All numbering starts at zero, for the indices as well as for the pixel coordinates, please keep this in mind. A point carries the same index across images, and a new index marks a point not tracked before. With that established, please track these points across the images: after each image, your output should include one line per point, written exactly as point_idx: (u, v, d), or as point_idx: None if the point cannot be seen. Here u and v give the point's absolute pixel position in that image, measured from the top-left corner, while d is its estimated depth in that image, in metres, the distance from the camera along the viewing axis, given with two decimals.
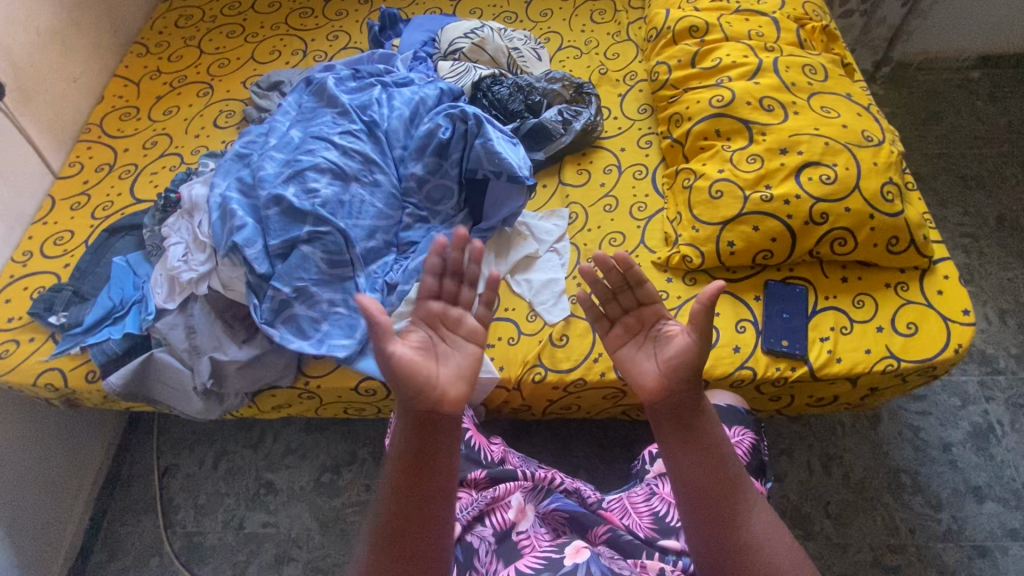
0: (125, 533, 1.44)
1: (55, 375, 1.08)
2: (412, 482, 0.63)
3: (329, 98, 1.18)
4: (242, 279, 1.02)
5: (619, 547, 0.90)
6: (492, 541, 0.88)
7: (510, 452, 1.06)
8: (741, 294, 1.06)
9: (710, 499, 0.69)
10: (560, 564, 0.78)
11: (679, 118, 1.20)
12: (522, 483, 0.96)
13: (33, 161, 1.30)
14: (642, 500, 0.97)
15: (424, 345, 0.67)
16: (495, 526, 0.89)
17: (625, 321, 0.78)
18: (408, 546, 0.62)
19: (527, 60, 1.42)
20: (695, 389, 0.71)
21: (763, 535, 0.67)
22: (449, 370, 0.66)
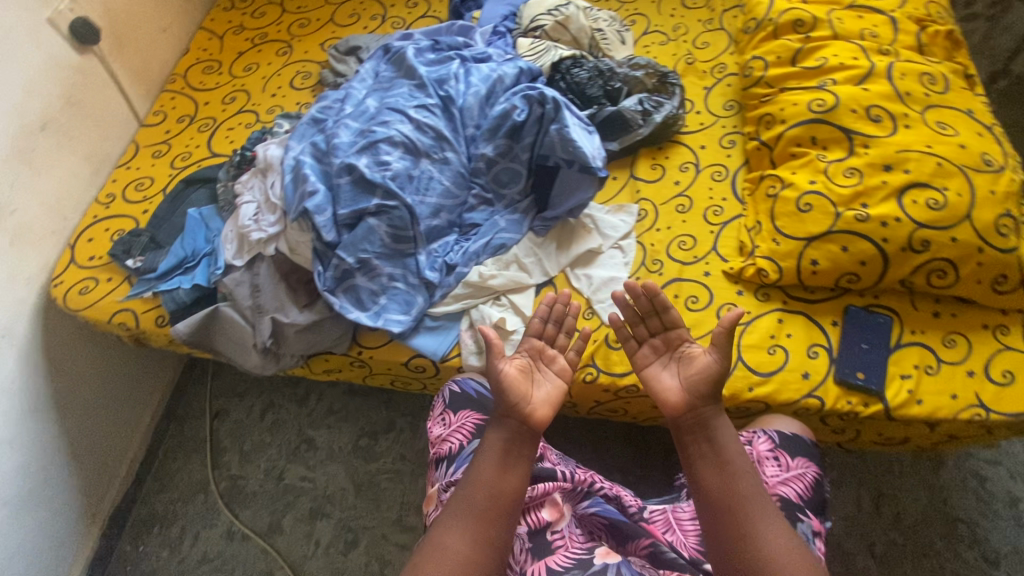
0: (176, 468, 1.53)
1: (128, 316, 1.14)
2: (490, 469, 0.73)
3: (408, 69, 1.17)
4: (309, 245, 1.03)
5: (659, 561, 0.87)
6: (527, 540, 0.86)
7: (548, 451, 1.04)
8: (816, 316, 1.00)
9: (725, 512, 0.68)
10: (589, 563, 0.81)
11: (771, 121, 1.12)
12: (561, 484, 0.93)
13: (121, 107, 1.36)
14: (688, 518, 0.95)
15: (525, 369, 0.80)
16: (531, 525, 0.88)
17: (652, 344, 0.85)
18: (488, 523, 0.69)
19: (611, 44, 1.35)
20: (714, 406, 0.75)
21: (786, 556, 0.63)
22: (541, 395, 0.79)
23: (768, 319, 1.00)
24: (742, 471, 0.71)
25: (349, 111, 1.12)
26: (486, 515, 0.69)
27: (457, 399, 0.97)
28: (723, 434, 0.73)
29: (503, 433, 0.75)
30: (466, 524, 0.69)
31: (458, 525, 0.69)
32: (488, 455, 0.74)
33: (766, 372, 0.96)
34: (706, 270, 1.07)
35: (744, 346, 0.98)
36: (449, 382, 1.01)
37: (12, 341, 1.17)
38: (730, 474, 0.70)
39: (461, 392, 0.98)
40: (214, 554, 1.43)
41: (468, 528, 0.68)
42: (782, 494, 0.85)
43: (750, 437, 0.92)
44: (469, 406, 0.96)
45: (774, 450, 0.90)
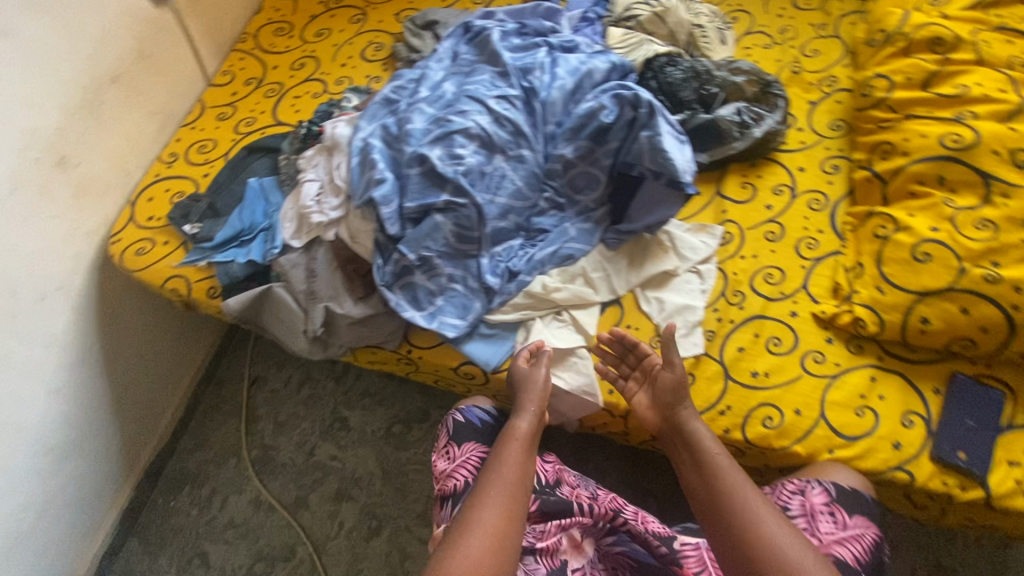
0: (211, 429, 1.54)
1: (181, 283, 1.12)
2: (507, 458, 0.78)
3: (491, 55, 1.09)
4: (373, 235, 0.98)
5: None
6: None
7: (564, 473, 1.00)
8: (916, 380, 0.89)
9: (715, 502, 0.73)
10: None
11: (889, 151, 1.01)
12: (579, 520, 0.91)
13: (190, 63, 1.32)
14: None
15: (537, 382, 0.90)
16: (547, 564, 0.88)
17: (634, 375, 0.91)
18: (512, 497, 0.74)
19: (710, 42, 1.22)
20: (691, 409, 0.84)
21: (783, 540, 0.66)
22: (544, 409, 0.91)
23: (860, 376, 0.90)
24: (724, 460, 0.76)
25: (425, 94, 1.05)
26: (513, 491, 0.74)
27: (462, 431, 0.96)
28: (703, 430, 0.81)
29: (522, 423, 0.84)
30: (489, 499, 0.73)
31: (483, 500, 0.72)
32: (509, 440, 0.81)
33: (851, 435, 0.87)
34: (794, 310, 0.97)
35: (828, 403, 0.89)
36: (453, 409, 1.00)
37: (68, 293, 1.16)
38: (712, 462, 0.76)
39: (463, 421, 0.97)
40: (240, 520, 1.44)
41: (496, 502, 0.72)
42: (836, 555, 0.76)
43: (803, 486, 0.83)
44: (474, 437, 0.96)
45: (830, 505, 0.81)
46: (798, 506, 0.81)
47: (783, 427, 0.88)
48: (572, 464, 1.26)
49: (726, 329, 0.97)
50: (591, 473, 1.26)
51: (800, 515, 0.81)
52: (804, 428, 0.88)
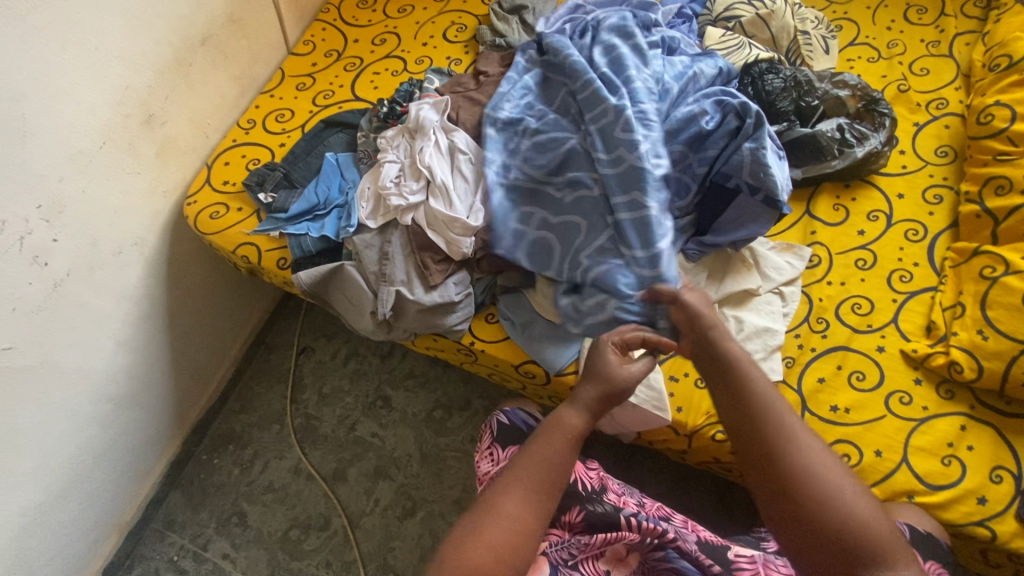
0: (258, 393, 1.57)
1: (251, 251, 1.12)
2: (552, 449, 0.68)
3: (614, 50, 1.04)
4: (534, 244, 0.97)
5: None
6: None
7: (608, 481, 0.96)
8: (1009, 435, 0.84)
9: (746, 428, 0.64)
10: None
11: (1004, 187, 0.95)
12: (624, 535, 0.84)
13: (274, 31, 1.32)
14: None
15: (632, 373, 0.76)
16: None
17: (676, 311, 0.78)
18: (543, 498, 0.66)
19: (813, 52, 1.16)
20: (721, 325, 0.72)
21: (833, 481, 0.59)
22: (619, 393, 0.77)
23: (948, 423, 0.85)
24: (758, 377, 0.66)
25: (585, 78, 0.99)
26: (546, 490, 0.66)
27: (505, 434, 0.95)
28: (736, 348, 0.69)
29: (573, 417, 0.71)
30: (516, 486, 0.66)
31: (508, 483, 0.66)
32: (553, 433, 0.70)
33: (933, 484, 0.82)
34: (881, 345, 0.92)
35: (911, 448, 0.84)
36: (497, 411, 0.99)
37: (142, 249, 1.18)
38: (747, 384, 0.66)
39: (509, 425, 0.96)
40: (279, 485, 1.47)
41: (521, 494, 0.65)
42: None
43: None
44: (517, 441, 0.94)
45: None
46: None
47: (860, 467, 0.84)
48: (616, 471, 1.23)
49: (806, 358, 0.93)
50: (633, 482, 1.23)
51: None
52: (884, 470, 0.84)
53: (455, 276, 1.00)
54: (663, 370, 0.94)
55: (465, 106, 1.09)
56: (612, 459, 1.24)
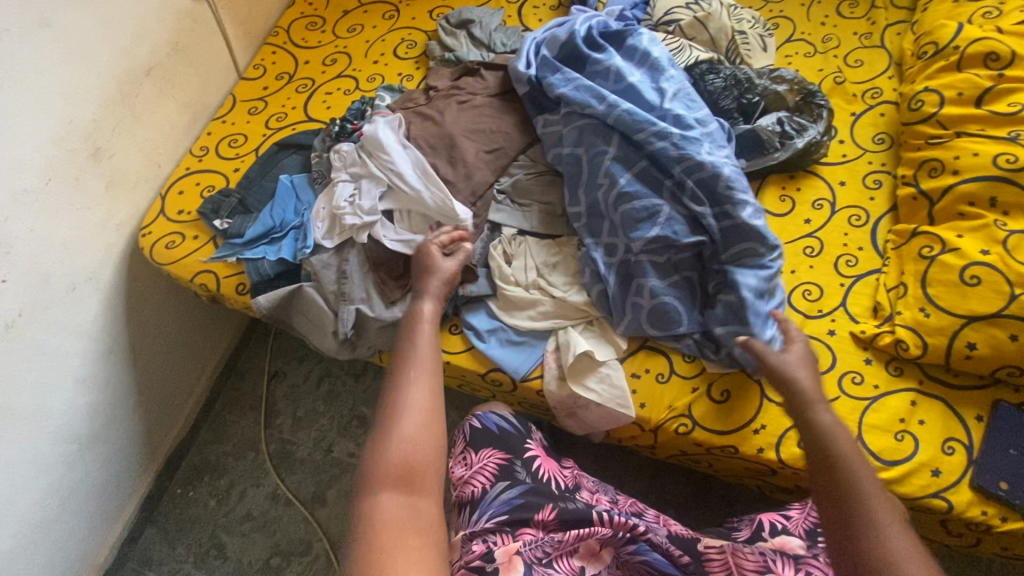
0: (231, 421, 1.54)
1: (210, 278, 1.11)
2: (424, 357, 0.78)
3: (681, 90, 0.98)
4: (650, 313, 0.93)
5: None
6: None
7: (583, 479, 0.99)
8: (958, 406, 0.87)
9: (834, 497, 0.66)
10: None
11: (937, 169, 0.97)
12: (597, 530, 0.85)
13: (222, 56, 1.31)
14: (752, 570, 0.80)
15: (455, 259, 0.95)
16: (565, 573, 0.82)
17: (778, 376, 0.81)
18: (428, 372, 0.76)
19: (751, 50, 1.20)
20: (821, 403, 0.76)
21: (906, 553, 0.60)
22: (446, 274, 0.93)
23: (899, 399, 0.88)
24: (848, 451, 0.69)
25: (653, 131, 0.92)
26: (427, 364, 0.77)
27: (478, 438, 0.97)
28: (832, 422, 0.73)
29: (424, 307, 0.87)
30: (412, 377, 0.74)
31: (407, 379, 0.74)
32: (419, 321, 0.85)
33: (889, 459, 0.84)
34: (832, 329, 0.95)
35: (866, 426, 0.87)
36: (470, 416, 1.01)
37: (97, 284, 1.17)
38: (836, 447, 0.69)
39: (482, 428, 0.98)
40: (257, 513, 1.44)
41: (419, 379, 0.74)
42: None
43: None
44: (491, 443, 0.97)
45: None
46: None
47: None
48: (594, 472, 1.23)
49: None
50: (611, 482, 1.24)
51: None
52: None
53: None
54: (625, 367, 0.95)
55: (415, 121, 1.10)
56: (587, 461, 1.25)
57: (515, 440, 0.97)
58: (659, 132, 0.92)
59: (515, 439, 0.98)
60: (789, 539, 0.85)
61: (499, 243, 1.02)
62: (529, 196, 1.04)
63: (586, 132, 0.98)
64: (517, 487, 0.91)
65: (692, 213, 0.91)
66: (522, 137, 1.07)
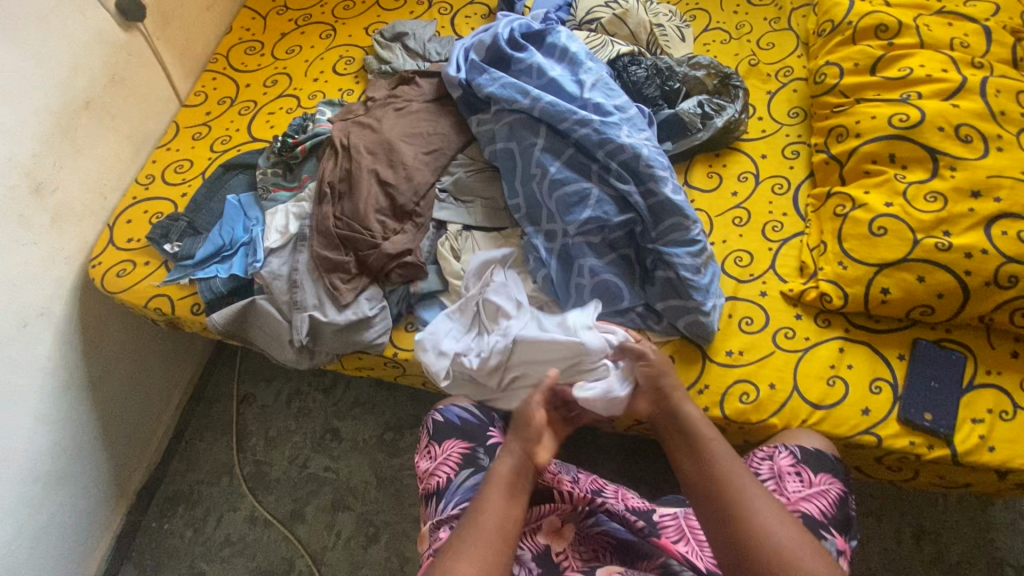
0: (202, 449, 1.52)
1: (164, 302, 1.12)
2: (494, 516, 0.71)
3: (601, 80, 1.04)
4: (595, 290, 0.97)
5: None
6: (533, 566, 0.84)
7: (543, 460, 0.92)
8: (882, 349, 0.93)
9: (713, 489, 0.72)
10: None
11: (843, 134, 1.04)
12: (558, 506, 0.88)
13: (162, 85, 1.34)
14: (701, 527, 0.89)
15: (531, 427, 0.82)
16: (532, 550, 0.86)
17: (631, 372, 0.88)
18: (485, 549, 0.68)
19: (670, 41, 1.28)
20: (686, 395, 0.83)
21: (779, 528, 0.66)
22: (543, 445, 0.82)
23: (828, 347, 0.94)
24: (716, 441, 0.76)
25: (575, 119, 0.98)
26: (485, 540, 0.69)
27: (442, 430, 0.91)
28: (695, 412, 0.80)
29: (502, 465, 0.77)
30: (461, 554, 0.67)
31: (456, 553, 0.67)
32: (489, 485, 0.75)
33: (823, 403, 0.90)
34: (763, 290, 1.00)
35: (801, 376, 0.92)
36: (432, 409, 0.95)
37: (50, 319, 1.17)
38: (703, 437, 0.76)
39: (444, 421, 0.92)
40: (236, 537, 1.43)
41: (468, 556, 0.67)
42: (805, 511, 0.80)
43: (772, 451, 0.87)
44: (455, 435, 0.91)
45: (797, 465, 0.85)
46: (767, 470, 0.85)
47: (759, 401, 0.92)
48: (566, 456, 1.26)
49: None
50: (583, 464, 1.27)
51: (769, 478, 0.84)
52: (779, 401, 0.91)
53: (367, 292, 1.02)
54: None
55: (355, 131, 1.13)
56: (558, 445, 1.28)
57: (478, 429, 0.92)
58: (582, 121, 0.97)
59: (478, 429, 0.92)
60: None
61: (446, 239, 1.05)
62: (470, 193, 1.08)
63: (517, 127, 1.03)
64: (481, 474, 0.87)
65: (619, 192, 0.97)
66: (459, 137, 1.12)
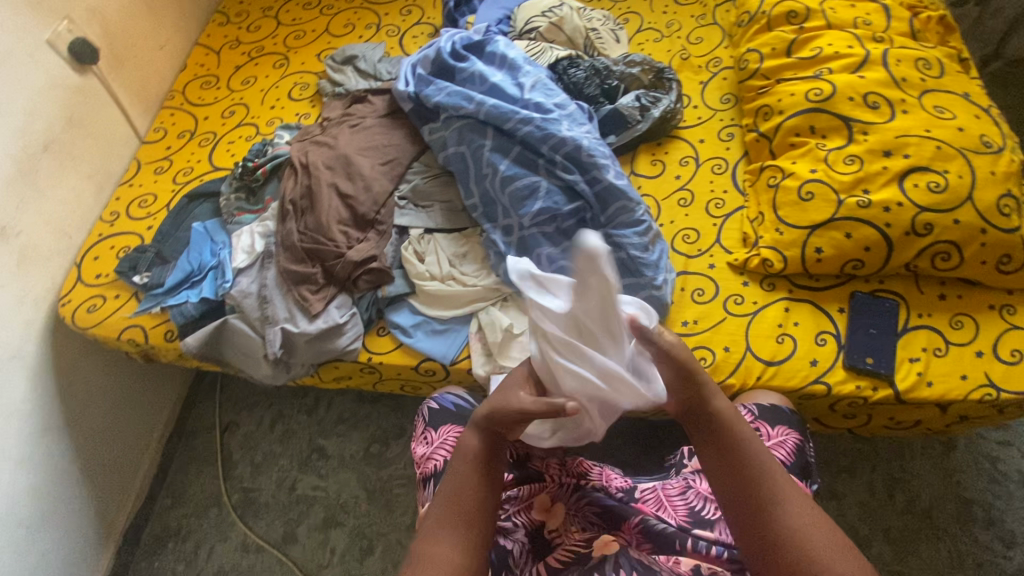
0: (188, 482, 1.50)
1: (137, 332, 1.14)
2: (471, 499, 0.65)
3: (539, 82, 1.11)
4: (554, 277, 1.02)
5: (652, 536, 0.77)
6: (526, 540, 0.82)
7: None
8: (823, 305, 1.00)
9: (746, 497, 0.64)
10: (587, 558, 0.76)
11: (768, 112, 1.13)
12: (546, 485, 0.85)
13: (120, 124, 1.37)
14: (677, 493, 0.88)
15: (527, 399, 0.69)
16: (525, 525, 0.83)
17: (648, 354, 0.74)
18: (468, 528, 0.64)
19: (605, 43, 1.36)
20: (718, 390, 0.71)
21: (816, 532, 0.60)
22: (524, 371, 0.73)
23: (775, 308, 1.00)
24: (749, 442, 0.67)
25: (518, 119, 1.04)
26: (469, 523, 0.64)
27: (437, 416, 0.97)
28: (727, 407, 0.70)
29: (476, 443, 0.68)
30: (454, 531, 0.64)
31: (448, 535, 0.63)
32: (461, 461, 0.68)
33: (774, 360, 0.96)
34: (711, 263, 1.07)
35: (752, 337, 0.99)
36: (427, 398, 1.01)
37: (22, 360, 1.17)
38: (736, 438, 0.67)
39: (439, 408, 0.98)
40: (229, 567, 1.41)
41: (456, 537, 0.63)
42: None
43: None
44: (449, 420, 0.96)
45: (754, 421, 0.90)
46: None
47: (715, 363, 0.97)
48: None
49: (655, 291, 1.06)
50: None
51: None
52: (734, 362, 0.97)
53: (336, 300, 1.06)
54: None
55: (312, 150, 1.18)
56: None
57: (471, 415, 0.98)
58: (524, 120, 1.04)
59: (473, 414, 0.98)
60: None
61: (409, 244, 1.10)
62: (429, 198, 1.13)
63: (466, 132, 1.09)
64: None
65: (566, 182, 1.03)
66: (413, 147, 1.17)
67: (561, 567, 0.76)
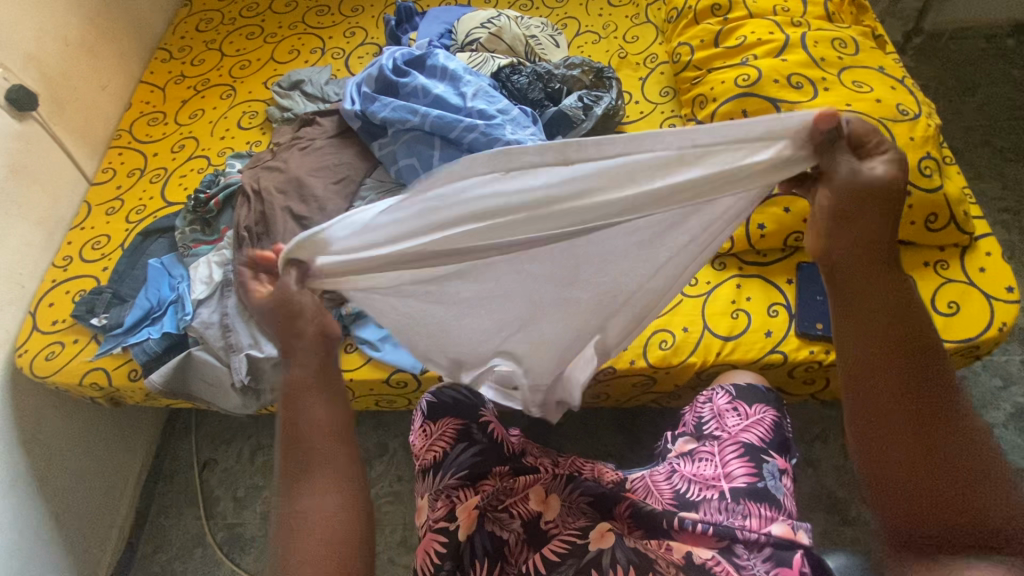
0: (169, 525, 1.46)
1: (100, 375, 1.12)
2: (311, 435, 0.61)
3: (481, 89, 1.14)
4: None
5: (644, 522, 0.75)
6: (521, 530, 0.72)
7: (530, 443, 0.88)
8: (773, 278, 1.04)
9: (918, 386, 0.53)
10: (584, 550, 0.68)
11: (703, 100, 1.18)
12: (541, 475, 0.79)
13: (68, 168, 1.35)
14: (664, 478, 0.84)
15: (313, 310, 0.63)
16: (521, 517, 0.73)
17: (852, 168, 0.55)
18: (320, 464, 0.60)
19: (545, 48, 1.40)
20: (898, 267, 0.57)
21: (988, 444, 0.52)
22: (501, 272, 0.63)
23: (728, 286, 1.04)
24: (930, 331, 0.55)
25: (463, 126, 1.07)
26: (319, 460, 0.60)
27: (435, 408, 0.85)
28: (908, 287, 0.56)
29: (300, 370, 0.63)
30: (314, 474, 0.60)
31: (308, 482, 0.59)
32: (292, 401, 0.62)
33: (731, 335, 1.00)
34: None
35: (709, 315, 1.02)
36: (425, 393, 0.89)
37: None
38: (919, 322, 0.55)
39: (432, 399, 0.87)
40: None
41: (316, 480, 0.59)
42: (744, 440, 0.85)
43: (709, 394, 0.93)
44: (451, 412, 0.84)
45: (732, 402, 0.90)
46: (708, 412, 0.90)
47: (676, 344, 1.01)
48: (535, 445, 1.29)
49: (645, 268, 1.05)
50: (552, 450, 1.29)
51: (711, 418, 0.90)
52: (694, 341, 1.01)
53: None
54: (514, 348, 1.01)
55: (264, 175, 1.19)
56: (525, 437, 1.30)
57: (468, 406, 0.84)
58: (469, 127, 1.07)
59: (469, 406, 0.85)
60: (687, 442, 0.89)
61: None
62: None
63: (415, 143, 1.11)
64: (476, 448, 0.80)
65: None
66: (365, 164, 1.19)
67: (558, 561, 0.68)
